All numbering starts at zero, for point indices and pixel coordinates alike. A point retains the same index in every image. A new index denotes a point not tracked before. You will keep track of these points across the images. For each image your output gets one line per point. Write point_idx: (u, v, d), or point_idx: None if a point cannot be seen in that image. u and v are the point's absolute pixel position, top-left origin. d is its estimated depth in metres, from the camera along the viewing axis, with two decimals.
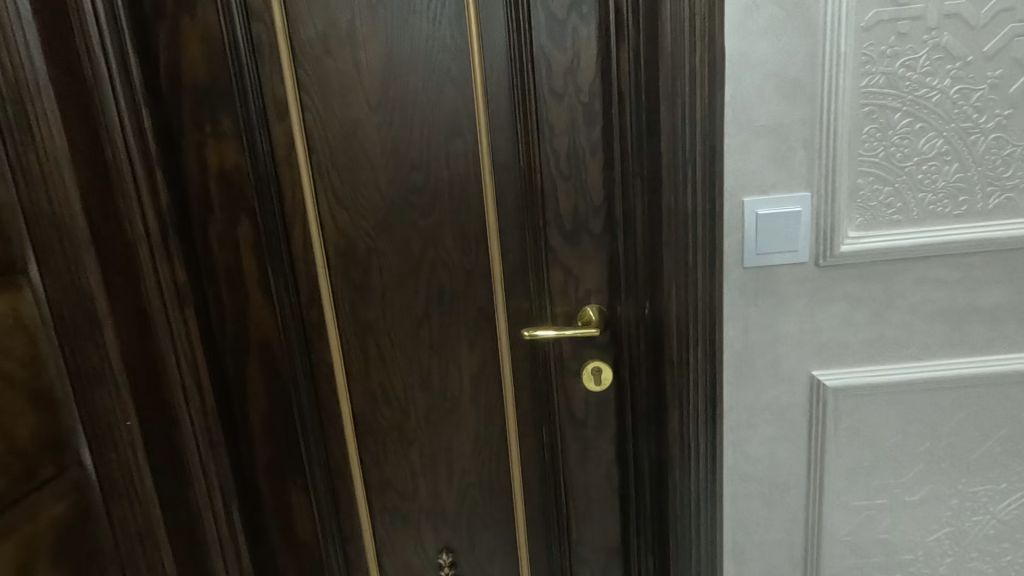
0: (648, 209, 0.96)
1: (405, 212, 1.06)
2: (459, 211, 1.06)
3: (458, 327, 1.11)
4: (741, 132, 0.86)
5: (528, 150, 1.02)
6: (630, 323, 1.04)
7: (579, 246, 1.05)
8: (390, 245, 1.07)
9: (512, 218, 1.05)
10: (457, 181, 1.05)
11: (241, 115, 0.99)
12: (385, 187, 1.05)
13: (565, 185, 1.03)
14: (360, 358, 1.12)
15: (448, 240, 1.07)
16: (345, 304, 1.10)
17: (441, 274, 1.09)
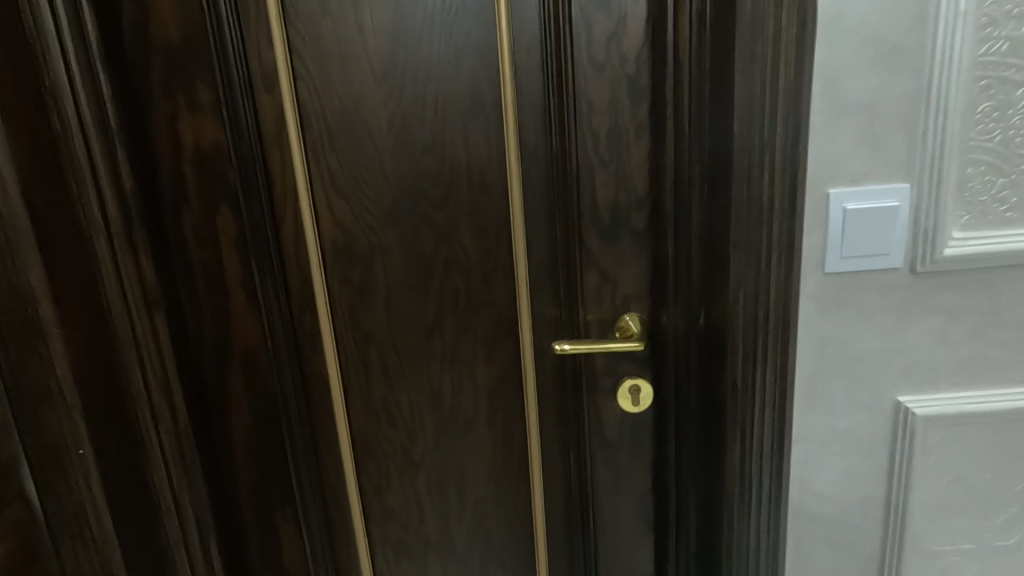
0: (709, 202, 0.81)
1: (416, 202, 0.90)
2: (479, 202, 0.90)
3: (475, 337, 0.96)
4: (829, 109, 0.70)
5: (562, 131, 0.86)
6: (679, 335, 0.89)
7: (618, 245, 0.91)
8: (397, 240, 0.92)
9: (542, 211, 0.90)
10: (476, 166, 0.89)
11: (221, 83, 0.83)
12: (392, 172, 0.89)
13: (604, 172, 0.88)
14: (359, 371, 0.97)
15: (466, 236, 0.92)
16: (343, 309, 0.94)
17: (456, 274, 0.93)
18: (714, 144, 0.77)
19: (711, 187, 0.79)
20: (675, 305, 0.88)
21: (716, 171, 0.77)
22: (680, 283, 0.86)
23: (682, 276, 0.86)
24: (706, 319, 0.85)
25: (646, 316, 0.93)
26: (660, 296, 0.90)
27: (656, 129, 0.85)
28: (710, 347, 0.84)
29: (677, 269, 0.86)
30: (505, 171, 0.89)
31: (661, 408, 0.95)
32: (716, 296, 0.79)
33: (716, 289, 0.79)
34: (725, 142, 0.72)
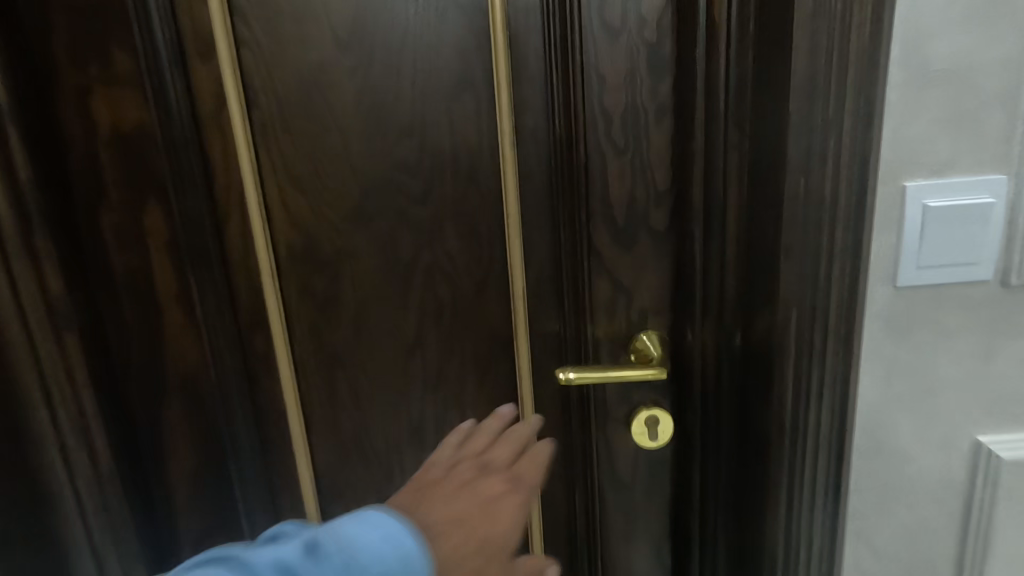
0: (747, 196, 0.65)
1: (390, 198, 0.75)
2: (466, 198, 0.75)
3: (463, 359, 0.81)
4: (910, 80, 0.55)
5: (568, 111, 0.71)
6: (707, 357, 0.74)
7: (633, 249, 0.76)
8: (368, 243, 0.76)
9: (544, 208, 0.75)
10: (463, 154, 0.73)
11: (143, 49, 0.67)
12: (360, 161, 0.73)
13: (618, 162, 0.73)
14: (324, 399, 0.81)
15: (451, 239, 0.76)
16: (303, 326, 0.78)
17: (440, 285, 0.78)
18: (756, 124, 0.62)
19: (753, 179, 0.64)
20: (703, 322, 0.73)
21: (756, 162, 0.63)
22: (710, 295, 0.71)
23: (713, 288, 0.71)
24: (744, 339, 0.70)
25: (665, 333, 0.79)
26: (684, 309, 0.75)
27: (680, 108, 0.70)
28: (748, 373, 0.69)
29: (707, 279, 0.71)
30: (497, 161, 0.74)
31: (681, 441, 0.80)
32: (759, 314, 0.64)
33: (759, 305, 0.64)
34: (775, 122, 0.57)
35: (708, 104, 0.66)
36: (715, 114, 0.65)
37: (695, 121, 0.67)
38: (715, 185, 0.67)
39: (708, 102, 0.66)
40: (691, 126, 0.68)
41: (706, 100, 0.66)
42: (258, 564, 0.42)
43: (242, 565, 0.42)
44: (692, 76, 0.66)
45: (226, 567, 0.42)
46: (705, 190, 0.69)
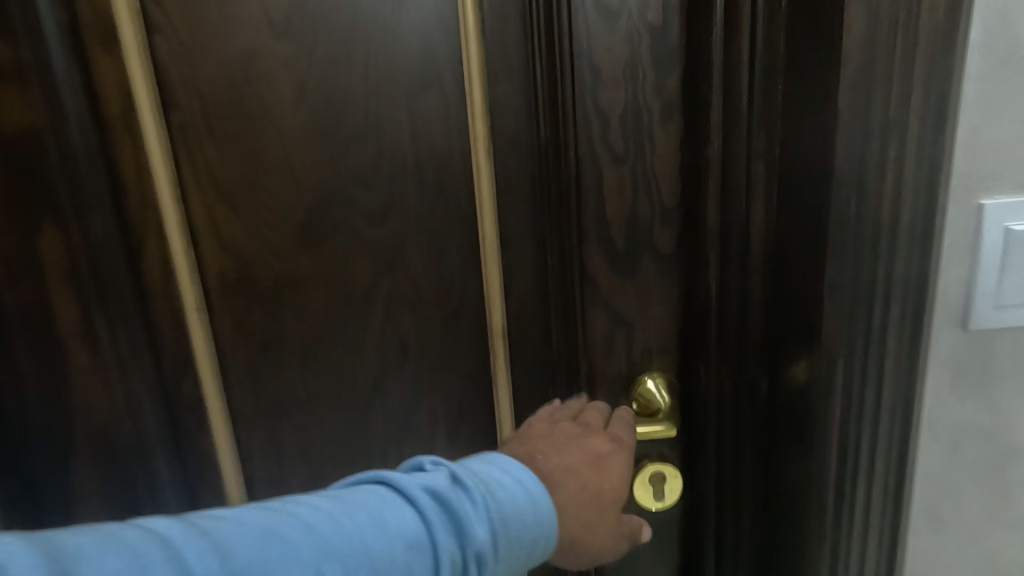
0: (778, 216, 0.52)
1: (342, 216, 0.62)
2: (434, 214, 0.62)
3: (433, 403, 0.69)
4: (993, 69, 0.43)
5: (555, 110, 0.58)
6: (726, 407, 0.61)
7: (635, 275, 0.63)
8: (317, 269, 0.64)
9: (527, 226, 0.63)
10: (429, 163, 0.61)
11: (26, 31, 0.53)
12: (303, 172, 0.61)
13: (616, 172, 0.60)
14: (268, 452, 0.69)
15: (416, 262, 0.64)
16: (240, 367, 0.66)
17: (404, 316, 0.66)
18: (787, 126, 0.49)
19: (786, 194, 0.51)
20: (719, 365, 0.60)
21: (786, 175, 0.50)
22: (730, 334, 0.59)
23: (732, 325, 0.58)
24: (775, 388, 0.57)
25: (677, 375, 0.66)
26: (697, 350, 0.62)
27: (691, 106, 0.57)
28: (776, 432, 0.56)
29: (726, 314, 0.58)
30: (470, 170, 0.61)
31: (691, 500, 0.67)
32: (794, 363, 0.51)
33: (795, 353, 0.51)
34: (815, 124, 0.45)
35: (726, 99, 0.53)
36: (735, 111, 0.53)
37: (711, 121, 0.55)
38: (735, 201, 0.55)
39: (726, 97, 0.53)
40: (705, 127, 0.55)
41: (724, 94, 0.53)
42: (412, 488, 0.42)
43: (396, 488, 0.42)
44: (706, 65, 0.54)
45: (384, 487, 0.42)
46: (721, 206, 0.56)
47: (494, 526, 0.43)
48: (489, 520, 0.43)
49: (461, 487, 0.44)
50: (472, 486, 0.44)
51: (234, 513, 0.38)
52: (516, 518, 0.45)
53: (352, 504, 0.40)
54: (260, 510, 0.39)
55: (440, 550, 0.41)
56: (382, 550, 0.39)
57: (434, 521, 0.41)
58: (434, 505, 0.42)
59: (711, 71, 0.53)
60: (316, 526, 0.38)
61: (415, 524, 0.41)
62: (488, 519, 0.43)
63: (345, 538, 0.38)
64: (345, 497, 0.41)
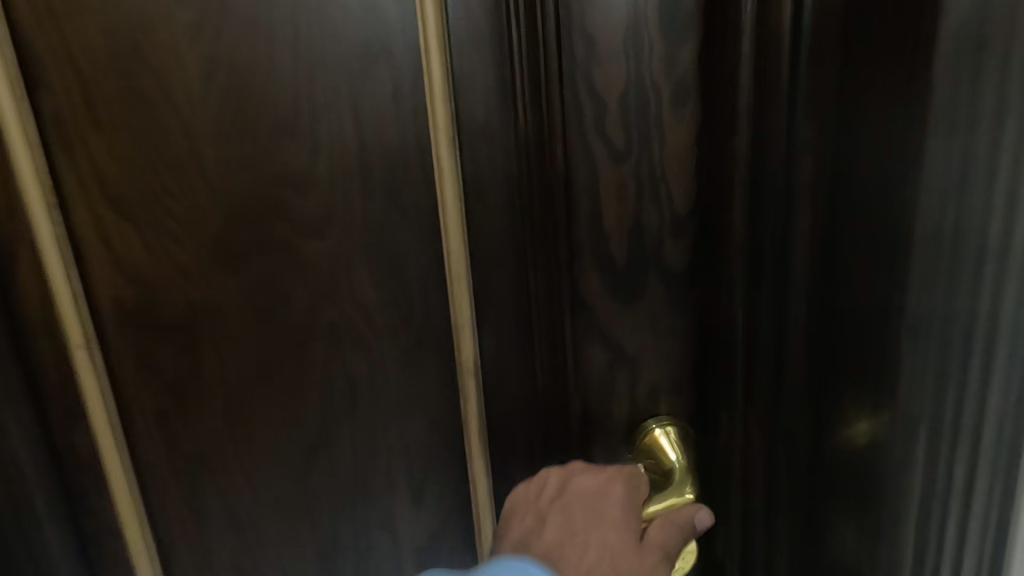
0: (826, 237, 0.42)
1: (271, 230, 0.49)
2: (386, 227, 0.50)
3: (390, 451, 0.56)
4: None
5: (538, 96, 0.46)
6: (751, 471, 0.49)
7: (638, 301, 0.51)
8: (242, 296, 0.51)
9: (504, 243, 0.50)
10: (378, 161, 0.48)
11: None
12: (218, 174, 0.48)
13: (615, 172, 0.47)
14: (189, 518, 0.56)
15: (364, 282, 0.51)
16: (150, 417, 0.53)
17: (351, 348, 0.53)
18: (850, 121, 0.39)
19: (839, 211, 0.41)
20: (746, 418, 0.48)
21: (844, 185, 0.40)
22: (760, 383, 0.47)
23: (767, 357, 0.46)
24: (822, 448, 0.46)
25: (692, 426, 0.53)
26: (718, 399, 0.50)
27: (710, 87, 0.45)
28: (835, 497, 0.46)
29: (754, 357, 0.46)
30: (432, 172, 0.49)
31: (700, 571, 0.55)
32: (875, 416, 0.42)
33: (878, 404, 0.41)
34: (917, 118, 0.36)
35: (761, 77, 0.41)
36: (772, 92, 0.40)
37: (739, 106, 0.42)
38: (772, 215, 0.43)
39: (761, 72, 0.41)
40: (733, 114, 0.43)
41: (757, 70, 0.41)
42: None
43: None
44: (733, 32, 0.41)
45: None
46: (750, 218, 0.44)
47: None
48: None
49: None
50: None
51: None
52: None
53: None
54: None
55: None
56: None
57: None
58: None
59: (740, 40, 0.41)
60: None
61: None
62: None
63: None
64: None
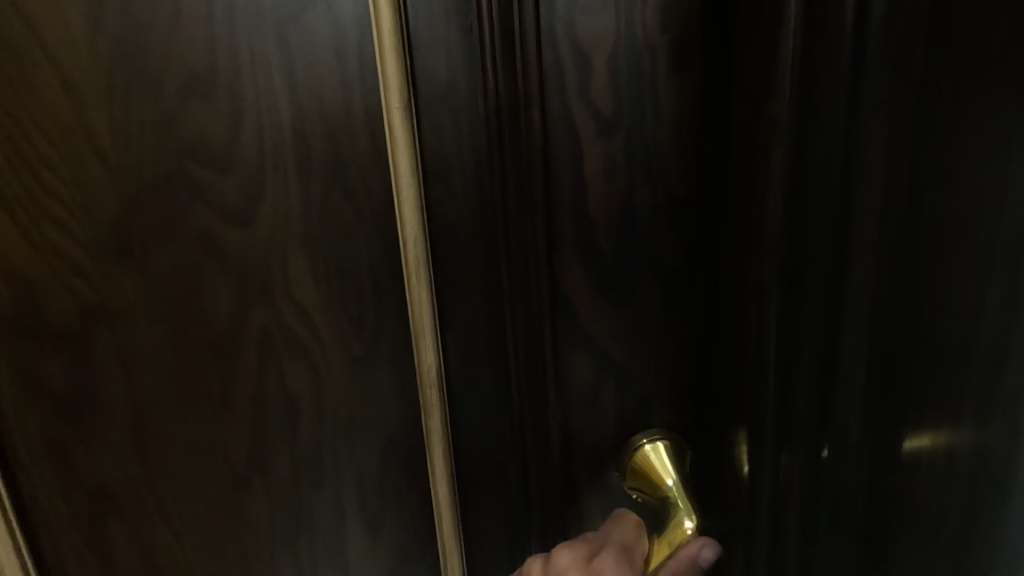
0: (897, 249, 0.35)
1: (186, 218, 0.40)
2: (327, 214, 0.41)
3: (340, 476, 0.48)
4: None
5: (512, 54, 0.38)
6: (785, 516, 0.43)
7: (629, 301, 0.43)
8: (149, 299, 0.42)
9: (473, 234, 0.42)
10: (316, 133, 0.40)
11: None
12: (114, 148, 0.38)
13: (603, 149, 0.40)
14: (95, 565, 0.46)
15: (303, 280, 0.42)
16: (36, 449, 0.43)
17: (289, 357, 0.44)
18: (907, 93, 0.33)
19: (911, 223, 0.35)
20: (778, 453, 0.42)
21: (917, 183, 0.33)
22: (797, 415, 0.41)
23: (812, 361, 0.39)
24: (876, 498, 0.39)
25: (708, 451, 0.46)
26: (734, 427, 0.44)
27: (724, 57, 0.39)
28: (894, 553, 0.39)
29: (792, 385, 0.40)
30: (383, 147, 0.40)
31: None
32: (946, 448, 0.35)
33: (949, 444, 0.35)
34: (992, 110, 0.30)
35: (811, 34, 0.34)
36: (827, 58, 0.34)
37: (780, 74, 0.35)
38: (820, 203, 0.37)
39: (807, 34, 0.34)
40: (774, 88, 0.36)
41: (806, 25, 0.34)
42: None
43: None
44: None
45: None
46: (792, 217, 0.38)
47: None
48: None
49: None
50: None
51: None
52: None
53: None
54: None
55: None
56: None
57: None
58: None
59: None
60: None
61: None
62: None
63: None
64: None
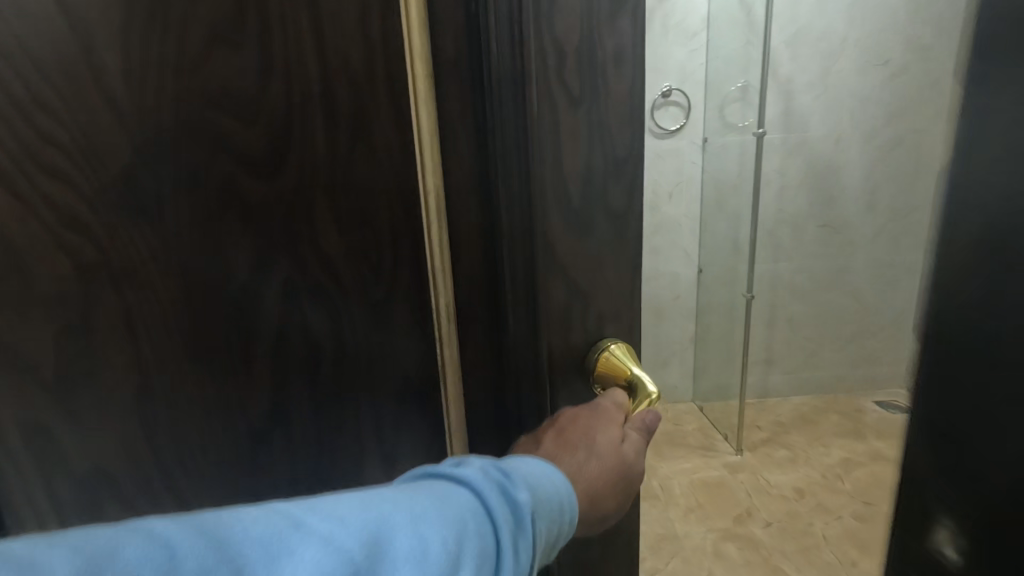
0: None
1: (206, 167, 0.41)
2: (346, 164, 0.43)
3: (354, 428, 0.49)
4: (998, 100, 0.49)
5: (509, 31, 0.36)
6: None
7: (596, 268, 0.41)
8: (161, 251, 0.42)
9: (475, 200, 0.44)
10: (341, 88, 0.41)
11: None
12: (128, 97, 0.39)
13: (573, 127, 0.37)
14: (112, 504, 0.47)
15: (327, 227, 0.44)
16: (55, 390, 0.44)
17: (312, 303, 0.45)
18: None
19: None
20: None
21: None
22: None
23: None
24: None
25: None
26: None
27: None
28: None
29: None
30: (402, 108, 0.42)
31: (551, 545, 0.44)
32: None
33: None
34: None
35: None
36: None
37: None
38: None
39: None
40: None
41: None
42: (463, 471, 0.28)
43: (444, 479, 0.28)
44: None
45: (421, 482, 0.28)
46: None
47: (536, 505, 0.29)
48: (535, 502, 0.29)
49: (503, 473, 0.29)
50: (517, 467, 0.30)
51: (221, 518, 0.22)
52: (555, 498, 0.30)
53: (386, 495, 0.26)
54: (191, 529, 0.21)
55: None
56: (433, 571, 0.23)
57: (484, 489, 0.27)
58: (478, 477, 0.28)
59: None
60: (308, 561, 0.22)
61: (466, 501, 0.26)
62: (536, 502, 0.29)
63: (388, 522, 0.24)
64: (366, 494, 0.26)
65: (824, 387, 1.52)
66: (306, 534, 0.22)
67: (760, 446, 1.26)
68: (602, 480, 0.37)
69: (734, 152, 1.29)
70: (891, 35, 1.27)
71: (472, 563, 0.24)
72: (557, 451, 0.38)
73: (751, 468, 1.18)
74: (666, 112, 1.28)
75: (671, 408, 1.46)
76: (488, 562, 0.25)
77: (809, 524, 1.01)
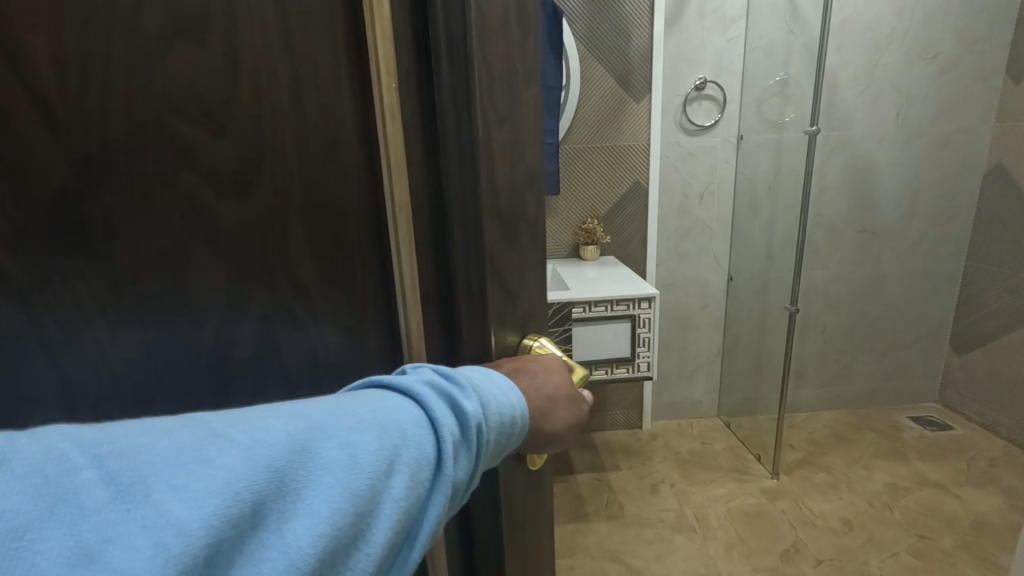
0: None
1: (160, 188, 0.27)
2: (324, 188, 0.30)
3: None
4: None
5: (455, 51, 0.27)
6: None
7: (519, 297, 0.34)
8: (110, 302, 0.28)
9: (430, 257, 0.32)
10: (311, 101, 0.29)
11: None
12: (59, 92, 0.25)
13: (502, 152, 0.30)
14: None
15: (308, 260, 0.31)
16: None
17: (290, 356, 0.32)
18: None
19: None
20: None
21: None
22: None
23: None
24: None
25: None
26: None
27: None
28: None
29: None
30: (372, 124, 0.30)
31: (490, 530, 0.36)
32: None
33: None
34: None
35: None
36: None
37: None
38: None
39: None
40: None
41: None
42: (410, 383, 0.24)
43: (388, 390, 0.24)
44: None
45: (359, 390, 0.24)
46: None
47: (481, 413, 0.25)
48: (481, 412, 0.25)
49: (450, 380, 0.25)
50: (463, 372, 0.26)
51: (128, 426, 0.18)
52: (503, 408, 0.26)
53: (313, 407, 0.21)
54: (97, 437, 0.17)
55: (424, 512, 0.22)
56: (370, 474, 0.20)
57: (427, 397, 0.24)
58: (422, 387, 0.24)
59: None
60: (238, 460, 0.18)
61: (406, 409, 0.23)
62: (483, 413, 0.25)
63: (325, 428, 0.20)
64: (298, 405, 0.21)
65: (857, 401, 1.44)
66: (234, 439, 0.18)
67: (797, 469, 1.18)
68: (554, 406, 0.30)
69: (769, 151, 1.20)
70: (941, 28, 1.18)
71: (408, 471, 0.21)
72: (517, 371, 0.30)
73: (791, 495, 1.10)
74: (699, 107, 1.20)
75: (697, 425, 1.39)
76: (426, 468, 0.22)
77: (864, 564, 0.92)
